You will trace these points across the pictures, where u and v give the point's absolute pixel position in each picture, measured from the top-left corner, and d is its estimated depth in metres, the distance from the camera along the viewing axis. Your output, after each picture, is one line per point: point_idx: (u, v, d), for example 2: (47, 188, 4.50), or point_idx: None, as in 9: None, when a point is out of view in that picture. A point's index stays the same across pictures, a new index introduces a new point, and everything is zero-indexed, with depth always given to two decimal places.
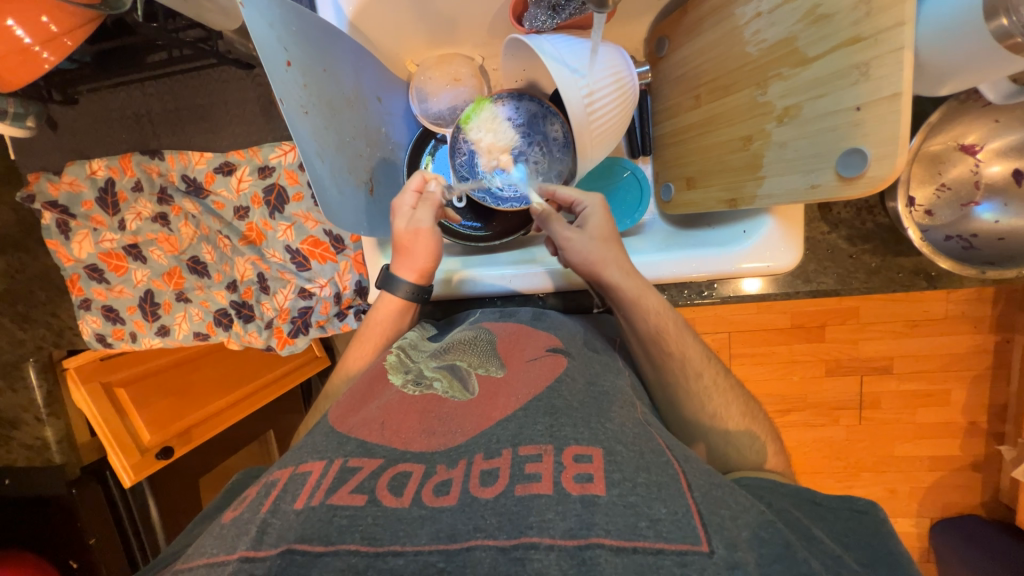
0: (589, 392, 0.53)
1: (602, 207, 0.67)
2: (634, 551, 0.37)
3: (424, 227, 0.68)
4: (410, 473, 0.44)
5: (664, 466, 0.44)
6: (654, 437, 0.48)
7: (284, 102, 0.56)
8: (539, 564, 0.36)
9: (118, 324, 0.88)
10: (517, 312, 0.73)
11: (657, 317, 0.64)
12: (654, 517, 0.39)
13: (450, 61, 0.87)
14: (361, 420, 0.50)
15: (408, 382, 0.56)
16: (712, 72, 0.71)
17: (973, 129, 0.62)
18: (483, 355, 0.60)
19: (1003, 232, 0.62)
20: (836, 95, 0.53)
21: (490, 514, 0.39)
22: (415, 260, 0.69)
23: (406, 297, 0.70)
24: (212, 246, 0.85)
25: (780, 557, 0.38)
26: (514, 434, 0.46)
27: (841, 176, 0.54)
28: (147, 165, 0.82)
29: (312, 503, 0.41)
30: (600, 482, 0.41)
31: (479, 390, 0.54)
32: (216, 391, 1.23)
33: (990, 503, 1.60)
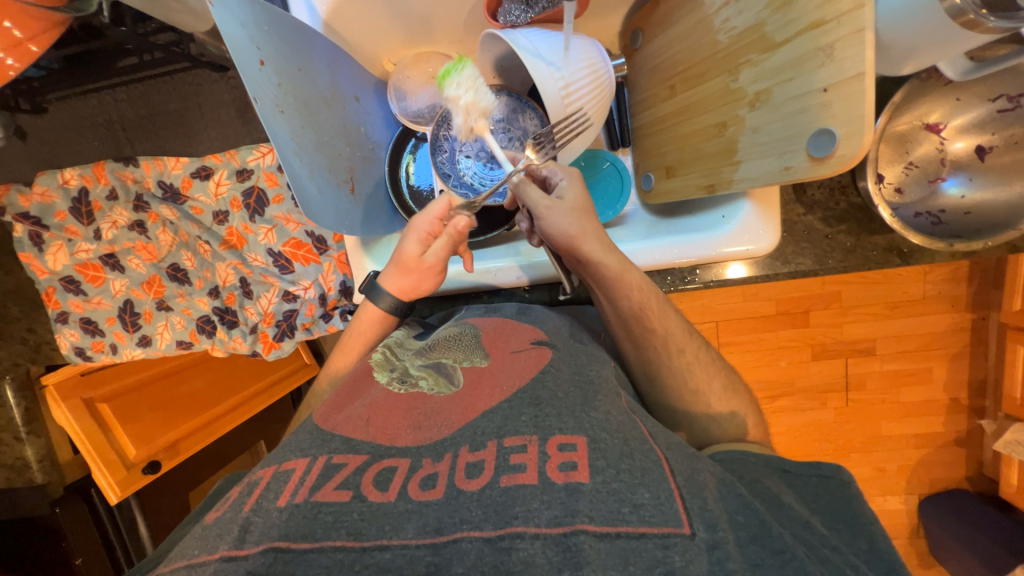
0: (574, 382, 0.53)
1: (577, 180, 0.66)
2: (617, 536, 0.37)
3: (433, 266, 0.69)
4: (396, 467, 0.44)
5: (648, 450, 0.45)
6: (636, 422, 0.49)
7: (259, 101, 0.56)
8: (525, 553, 0.36)
9: (98, 337, 0.86)
10: (501, 307, 0.73)
11: (639, 293, 0.63)
12: (637, 503, 0.39)
13: (427, 57, 0.87)
14: (345, 418, 0.50)
15: (393, 381, 0.56)
16: (685, 62, 0.72)
17: (935, 109, 0.64)
18: (468, 348, 0.60)
19: (969, 206, 0.63)
20: (805, 77, 0.55)
21: (476, 505, 0.39)
22: (410, 283, 0.70)
23: (388, 309, 0.71)
24: (193, 253, 0.84)
25: (756, 539, 0.40)
26: (499, 426, 0.46)
27: (813, 156, 0.55)
28: (121, 172, 0.79)
29: (296, 500, 0.41)
30: (584, 469, 0.41)
31: (463, 382, 0.54)
32: (204, 404, 1.21)
33: (975, 477, 1.64)
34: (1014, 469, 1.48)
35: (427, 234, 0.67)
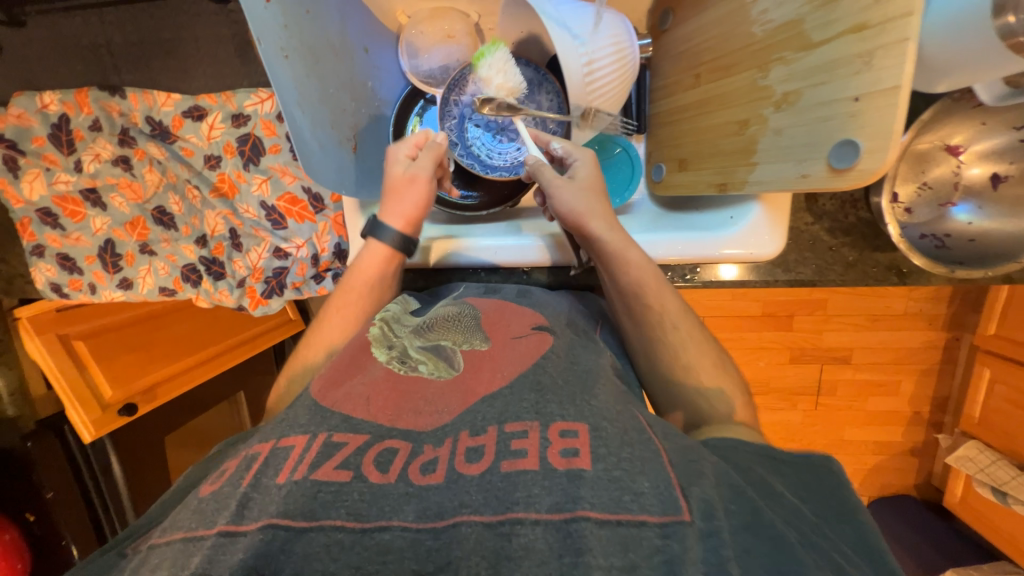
0: (572, 372, 0.52)
1: (592, 160, 0.68)
2: (618, 524, 0.36)
3: (423, 178, 0.66)
4: (397, 450, 0.43)
5: (648, 441, 0.43)
6: (633, 411, 0.48)
7: (262, 44, 0.52)
8: (525, 539, 0.35)
9: (75, 275, 0.83)
10: (500, 290, 0.71)
11: (642, 274, 0.65)
12: (637, 491, 0.38)
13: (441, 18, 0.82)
14: (344, 395, 0.48)
15: (392, 359, 0.53)
16: (714, 51, 0.69)
17: (960, 131, 0.62)
18: (467, 330, 0.58)
19: (975, 233, 0.63)
20: (839, 83, 0.53)
21: (475, 490, 0.38)
22: (407, 208, 0.67)
23: (393, 245, 0.67)
24: (181, 197, 0.79)
25: (752, 525, 0.38)
26: (500, 412, 0.45)
27: (833, 168, 0.54)
28: (106, 102, 0.74)
29: (294, 478, 0.39)
30: (585, 456, 0.40)
31: (464, 367, 0.52)
32: (187, 348, 1.20)
33: (924, 485, 1.74)
34: (961, 482, 1.59)
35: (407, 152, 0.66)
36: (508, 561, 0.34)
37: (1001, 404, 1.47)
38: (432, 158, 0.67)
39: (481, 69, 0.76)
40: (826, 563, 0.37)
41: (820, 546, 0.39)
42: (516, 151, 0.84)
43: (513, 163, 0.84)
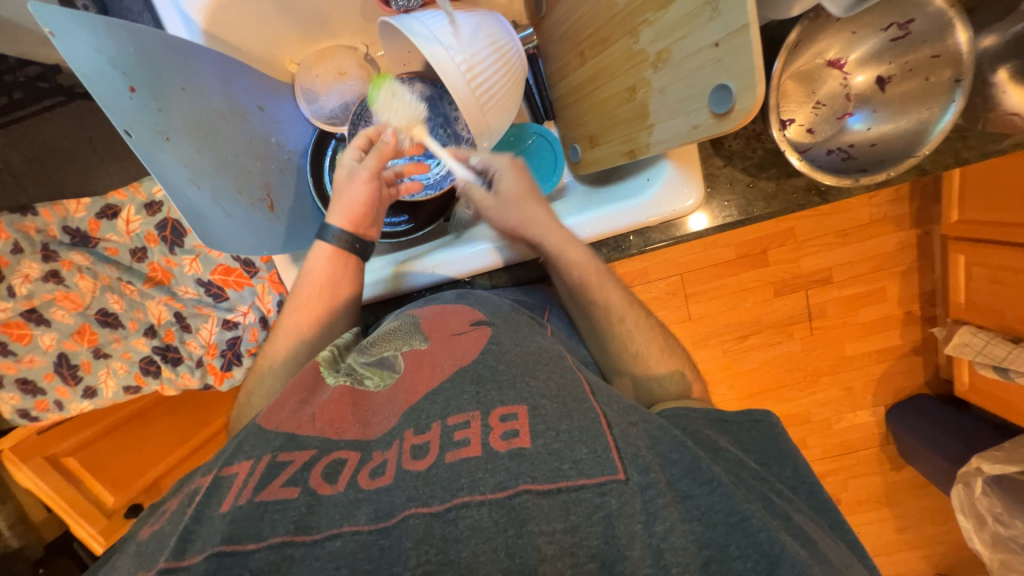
0: (521, 355, 0.53)
1: (511, 168, 0.73)
2: (557, 492, 0.40)
3: (364, 175, 0.69)
4: (345, 459, 0.45)
5: (585, 407, 0.47)
6: (574, 379, 0.51)
7: (131, 134, 0.53)
8: (472, 519, 0.39)
9: (39, 396, 0.82)
10: (441, 295, 0.73)
11: (578, 269, 0.68)
12: (576, 459, 0.42)
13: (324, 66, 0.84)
14: (290, 416, 0.50)
15: (340, 377, 0.57)
16: (591, 26, 0.71)
17: (833, 45, 0.64)
18: (406, 333, 0.61)
19: (875, 138, 0.65)
20: (699, 33, 0.55)
21: (421, 483, 0.41)
22: (348, 205, 0.70)
23: (338, 245, 0.70)
24: (120, 295, 0.80)
25: (688, 472, 0.43)
26: (443, 407, 0.47)
27: (716, 113, 0.55)
28: (20, 224, 0.73)
29: (239, 501, 0.41)
30: (525, 435, 0.44)
31: (404, 366, 0.56)
32: (178, 439, 1.19)
33: (933, 380, 1.76)
34: (965, 369, 1.60)
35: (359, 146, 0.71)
36: (456, 543, 0.38)
37: (981, 284, 1.48)
38: (376, 158, 0.70)
39: (378, 108, 0.74)
40: (751, 495, 0.42)
41: (753, 484, 0.44)
42: (437, 166, 0.86)
43: (437, 179, 0.86)
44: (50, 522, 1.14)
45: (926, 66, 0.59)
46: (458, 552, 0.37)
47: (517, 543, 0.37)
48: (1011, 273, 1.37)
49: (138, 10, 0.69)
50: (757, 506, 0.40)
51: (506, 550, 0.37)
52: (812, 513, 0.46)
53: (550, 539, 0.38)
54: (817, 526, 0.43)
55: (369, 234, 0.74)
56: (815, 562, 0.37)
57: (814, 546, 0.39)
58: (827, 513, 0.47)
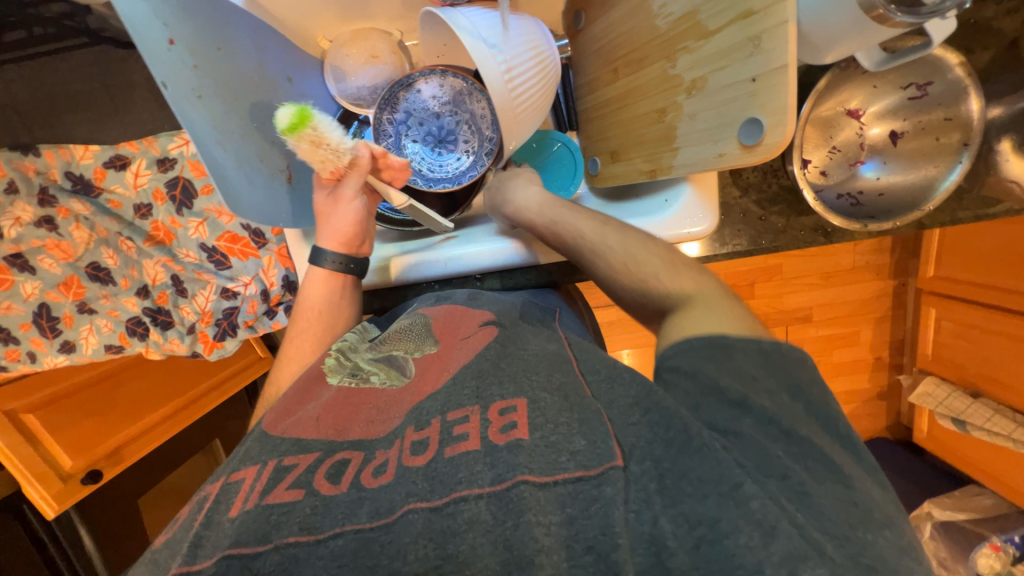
0: (542, 358, 0.54)
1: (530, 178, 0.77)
2: (555, 484, 0.40)
3: (347, 196, 0.65)
4: (348, 460, 0.45)
5: (588, 405, 0.47)
6: (577, 380, 0.51)
7: (169, 86, 0.51)
8: (469, 513, 0.39)
9: (11, 345, 0.78)
10: (452, 295, 0.72)
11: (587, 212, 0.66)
12: (574, 450, 0.42)
13: (328, 133, 0.59)
14: (295, 421, 0.50)
15: (343, 377, 0.56)
16: (626, 45, 0.73)
17: (855, 96, 0.68)
18: (418, 336, 0.61)
19: (884, 187, 0.68)
20: (736, 66, 0.57)
21: (421, 479, 0.41)
22: (335, 226, 0.66)
23: (334, 268, 0.68)
24: (115, 250, 0.77)
25: (678, 445, 0.41)
26: (444, 402, 0.48)
27: (744, 144, 0.58)
28: (20, 163, 0.70)
29: (247, 508, 0.41)
30: (523, 426, 0.44)
31: (415, 373, 0.55)
32: (147, 407, 1.16)
33: (895, 426, 1.84)
34: (925, 417, 1.68)
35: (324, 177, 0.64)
36: (453, 537, 0.38)
37: (948, 339, 1.57)
38: (357, 180, 0.64)
39: None
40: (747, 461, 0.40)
41: (750, 441, 0.42)
42: (456, 161, 0.87)
43: (455, 174, 0.86)
44: None
45: (938, 127, 0.64)
46: (457, 545, 0.37)
47: (514, 535, 0.37)
48: (977, 331, 1.47)
49: None
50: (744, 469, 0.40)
51: (505, 542, 0.37)
52: (823, 438, 0.43)
53: (546, 530, 0.37)
54: (819, 467, 0.41)
55: (365, 251, 0.71)
56: (810, 525, 0.37)
57: (807, 506, 0.39)
58: (836, 438, 0.44)
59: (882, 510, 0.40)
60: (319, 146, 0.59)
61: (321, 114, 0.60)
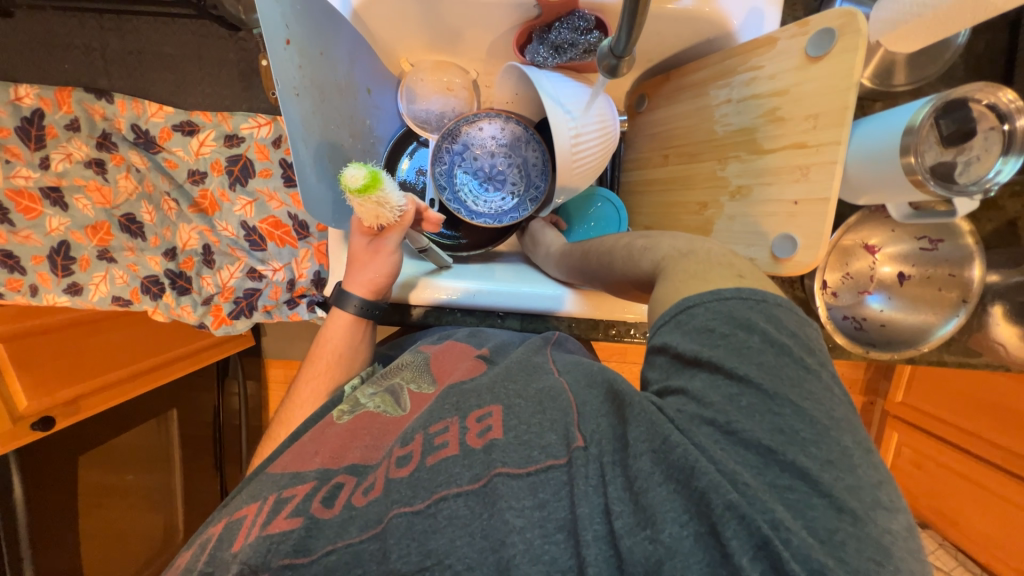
0: (516, 368, 0.54)
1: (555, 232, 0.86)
2: (527, 475, 0.41)
3: (387, 248, 0.66)
4: (343, 484, 0.47)
5: (560, 402, 0.47)
6: (553, 380, 0.51)
7: (280, 81, 0.55)
8: (450, 510, 0.41)
9: (16, 274, 0.75)
10: (452, 333, 0.75)
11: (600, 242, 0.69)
12: (545, 444, 0.43)
13: (391, 196, 0.60)
14: (293, 456, 0.52)
15: (342, 412, 0.58)
16: (681, 139, 0.80)
17: (876, 234, 0.73)
18: (417, 371, 0.64)
19: (886, 319, 0.74)
20: (781, 186, 0.64)
21: (405, 487, 0.43)
22: (368, 276, 0.67)
23: (356, 312, 0.67)
24: (154, 207, 0.77)
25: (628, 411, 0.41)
26: (425, 419, 0.50)
27: (775, 256, 0.65)
28: (90, 105, 0.72)
29: (248, 540, 0.43)
30: (498, 429, 0.46)
31: (409, 407, 0.58)
32: (118, 359, 1.14)
33: None
34: None
35: (366, 226, 0.63)
36: (433, 534, 0.40)
37: (906, 465, 1.64)
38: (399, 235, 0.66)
39: None
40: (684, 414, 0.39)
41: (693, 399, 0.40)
42: (501, 200, 0.91)
43: (497, 212, 0.90)
44: None
45: (942, 280, 0.71)
46: (436, 541, 0.40)
47: (490, 524, 0.40)
48: (934, 462, 1.54)
49: None
50: (673, 421, 0.39)
51: (482, 532, 0.40)
52: (787, 367, 0.38)
53: (518, 513, 0.40)
54: (761, 403, 0.37)
55: (387, 299, 0.71)
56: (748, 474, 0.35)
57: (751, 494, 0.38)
58: (805, 364, 0.38)
59: (827, 429, 0.36)
60: (381, 207, 0.59)
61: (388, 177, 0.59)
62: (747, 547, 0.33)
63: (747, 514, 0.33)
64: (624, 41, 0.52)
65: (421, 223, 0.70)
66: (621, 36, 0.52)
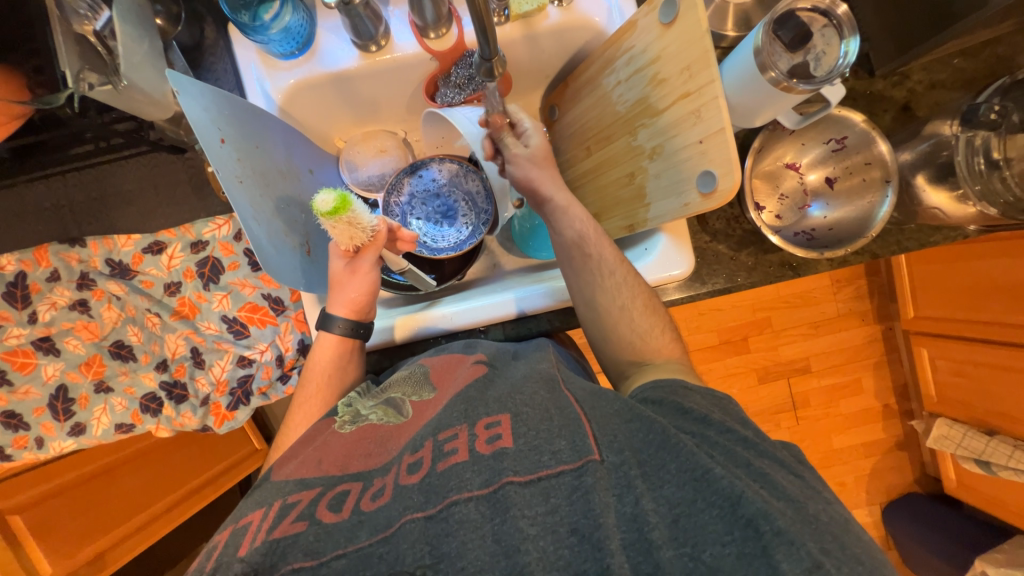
0: (529, 381, 0.60)
1: (540, 129, 0.76)
2: (539, 480, 0.47)
3: (364, 267, 0.73)
4: (349, 490, 0.52)
5: (568, 412, 0.54)
6: (561, 396, 0.57)
7: (220, 172, 0.62)
8: (461, 514, 0.46)
9: (21, 431, 0.83)
10: (449, 345, 0.77)
11: (580, 225, 0.69)
12: (555, 450, 0.49)
13: (362, 216, 0.69)
14: (298, 465, 0.57)
15: (345, 422, 0.64)
16: (595, 127, 0.87)
17: (789, 152, 0.82)
18: (417, 383, 0.68)
19: (832, 223, 0.79)
20: (685, 134, 0.70)
21: (416, 493, 0.48)
22: (349, 295, 0.72)
23: (343, 333, 0.73)
24: (140, 327, 0.86)
25: (659, 443, 0.49)
26: (434, 427, 0.56)
27: (703, 192, 0.69)
28: (65, 254, 0.79)
29: (254, 544, 0.47)
30: (507, 437, 0.52)
31: (410, 412, 0.63)
32: (143, 500, 1.11)
33: (922, 478, 1.81)
34: (949, 463, 1.64)
35: (344, 249, 0.72)
36: (447, 537, 0.45)
37: (947, 375, 1.57)
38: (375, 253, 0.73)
39: None
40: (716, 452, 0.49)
41: (718, 442, 0.51)
42: (456, 233, 0.96)
43: (456, 243, 0.95)
44: None
45: (862, 168, 0.75)
46: (449, 544, 0.44)
47: (502, 529, 0.44)
48: (971, 366, 1.47)
49: (229, 89, 0.80)
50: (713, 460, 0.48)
51: (494, 536, 0.44)
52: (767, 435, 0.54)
53: (531, 521, 0.45)
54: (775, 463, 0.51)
55: (372, 318, 0.77)
56: (771, 497, 0.46)
57: (764, 479, 0.48)
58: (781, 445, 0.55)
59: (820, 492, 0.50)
60: (354, 226, 0.68)
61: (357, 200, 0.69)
62: (792, 560, 0.40)
63: (792, 540, 0.41)
64: (486, 46, 0.59)
65: (395, 243, 0.78)
66: (482, 44, 0.59)
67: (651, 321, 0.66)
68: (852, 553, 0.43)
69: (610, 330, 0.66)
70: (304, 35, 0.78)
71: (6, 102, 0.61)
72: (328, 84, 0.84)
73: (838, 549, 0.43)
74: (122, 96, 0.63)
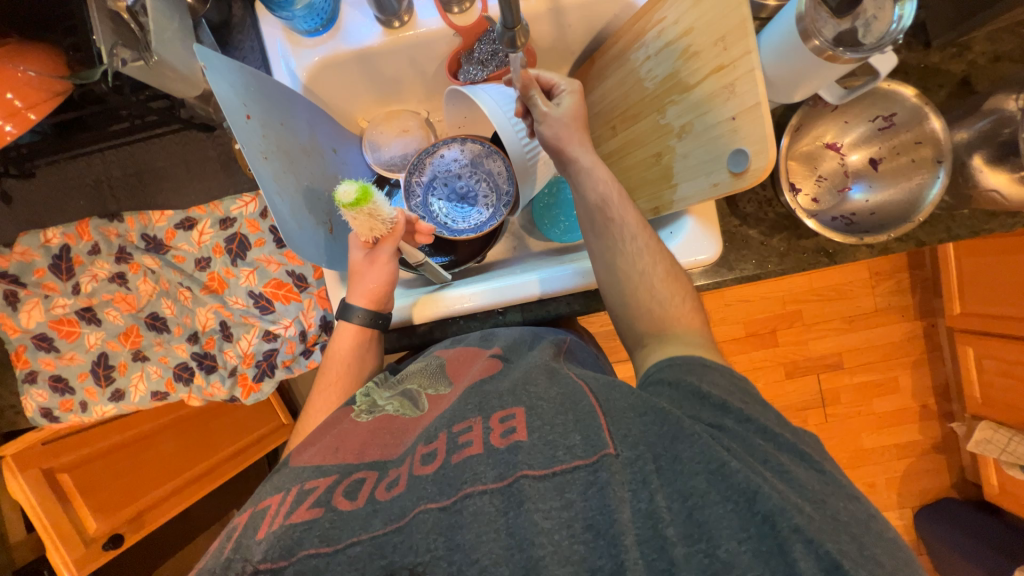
0: (544, 370, 0.60)
1: (577, 92, 0.71)
2: (553, 474, 0.47)
3: (382, 257, 0.73)
4: (365, 479, 0.52)
5: (582, 405, 0.53)
6: (574, 387, 0.56)
7: (246, 147, 0.63)
8: (474, 506, 0.46)
9: (67, 395, 0.89)
10: (466, 337, 0.77)
11: (602, 189, 0.67)
12: (569, 444, 0.49)
13: (382, 207, 0.69)
14: (315, 451, 0.58)
15: (362, 411, 0.64)
16: (622, 105, 0.83)
17: (830, 130, 0.77)
18: (433, 376, 0.69)
19: (874, 207, 0.74)
20: (716, 110, 0.67)
21: (431, 484, 0.49)
22: (367, 286, 0.73)
23: (362, 322, 0.74)
24: (172, 300, 0.91)
25: (670, 432, 0.48)
26: (450, 418, 0.56)
27: (733, 171, 0.66)
28: (104, 228, 0.84)
29: (271, 529, 0.48)
30: (522, 430, 0.51)
31: (426, 407, 0.64)
32: (177, 468, 1.15)
33: (960, 482, 1.72)
34: (992, 469, 1.55)
35: (365, 239, 0.72)
36: (462, 529, 0.45)
37: (994, 377, 1.47)
38: (392, 245, 0.73)
39: None
40: (738, 446, 0.47)
41: (739, 433, 0.49)
42: (477, 215, 0.95)
43: (477, 225, 0.93)
44: (23, 544, 1.11)
45: (911, 148, 0.71)
46: (463, 536, 0.45)
47: (516, 522, 0.45)
48: (1021, 367, 1.36)
49: (255, 66, 0.81)
50: (730, 450, 0.47)
51: (508, 529, 0.45)
52: (800, 430, 0.52)
53: (546, 515, 0.45)
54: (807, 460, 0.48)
55: (389, 307, 0.77)
56: (792, 493, 0.44)
57: (789, 481, 0.45)
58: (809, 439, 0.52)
59: (857, 495, 0.46)
60: (374, 217, 0.68)
61: (377, 190, 0.68)
62: (811, 562, 0.39)
63: (813, 539, 0.40)
64: (508, 13, 0.60)
65: (415, 235, 0.80)
66: (505, 10, 0.59)
67: (673, 289, 0.63)
68: (873, 559, 0.41)
69: (630, 300, 0.64)
70: (328, 12, 0.77)
71: (47, 78, 0.63)
72: (352, 61, 0.83)
73: (861, 556, 0.40)
74: (152, 73, 0.65)
